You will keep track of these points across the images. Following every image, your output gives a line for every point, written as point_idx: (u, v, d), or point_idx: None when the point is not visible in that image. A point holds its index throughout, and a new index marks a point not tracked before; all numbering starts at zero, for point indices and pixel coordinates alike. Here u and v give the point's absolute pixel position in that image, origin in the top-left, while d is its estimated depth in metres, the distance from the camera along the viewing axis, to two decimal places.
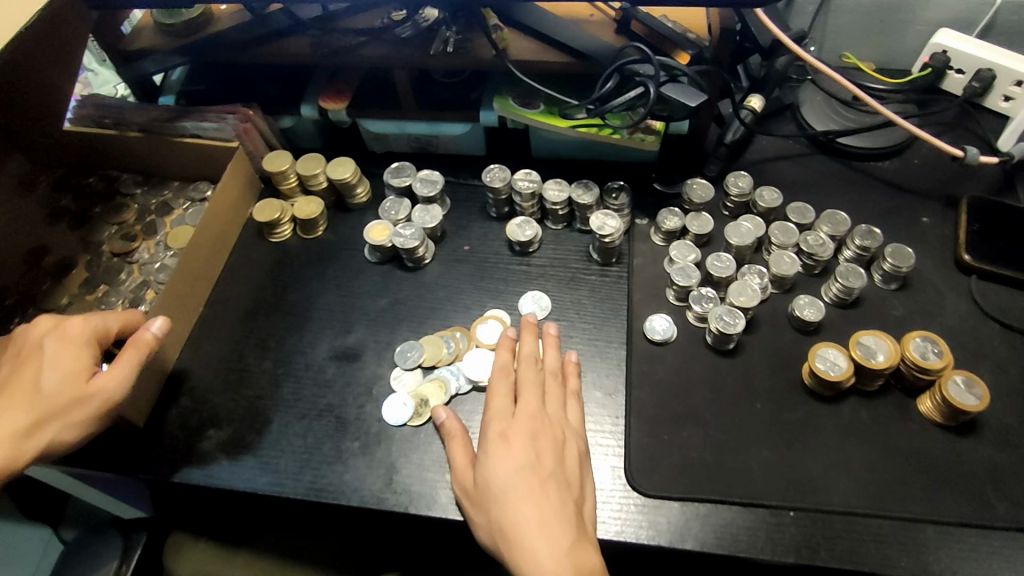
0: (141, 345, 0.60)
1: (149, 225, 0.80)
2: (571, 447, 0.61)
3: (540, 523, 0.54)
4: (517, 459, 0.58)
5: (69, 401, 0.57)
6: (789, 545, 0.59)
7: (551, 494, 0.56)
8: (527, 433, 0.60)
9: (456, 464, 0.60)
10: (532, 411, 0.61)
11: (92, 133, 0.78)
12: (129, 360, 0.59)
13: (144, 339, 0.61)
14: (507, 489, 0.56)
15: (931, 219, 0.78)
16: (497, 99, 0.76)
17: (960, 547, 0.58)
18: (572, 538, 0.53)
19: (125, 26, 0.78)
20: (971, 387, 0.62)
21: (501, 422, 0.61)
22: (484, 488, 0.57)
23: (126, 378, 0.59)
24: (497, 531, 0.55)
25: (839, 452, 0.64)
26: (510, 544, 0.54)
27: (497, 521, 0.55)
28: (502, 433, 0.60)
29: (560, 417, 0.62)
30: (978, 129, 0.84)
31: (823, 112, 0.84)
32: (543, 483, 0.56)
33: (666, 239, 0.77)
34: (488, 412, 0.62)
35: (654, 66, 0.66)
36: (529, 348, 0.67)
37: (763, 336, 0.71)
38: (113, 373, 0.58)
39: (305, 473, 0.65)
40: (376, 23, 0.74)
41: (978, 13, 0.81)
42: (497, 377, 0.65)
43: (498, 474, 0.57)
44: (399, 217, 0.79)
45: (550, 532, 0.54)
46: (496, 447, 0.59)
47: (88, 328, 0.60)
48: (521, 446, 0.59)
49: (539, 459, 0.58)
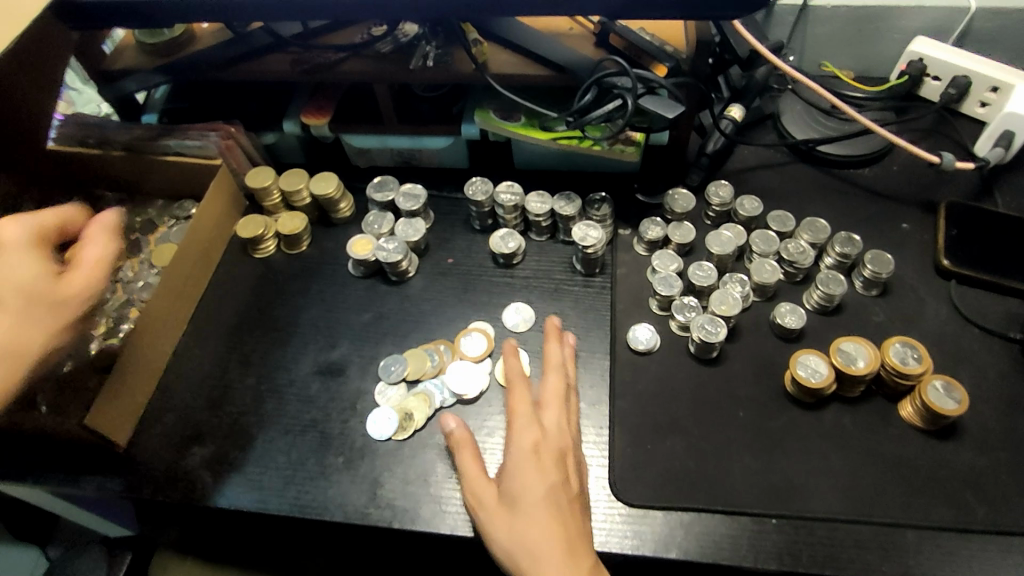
0: (105, 228, 0.55)
1: (134, 244, 0.80)
2: (579, 469, 0.61)
3: (566, 549, 0.53)
4: (548, 477, 0.56)
5: (37, 308, 0.50)
6: (771, 552, 0.59)
7: (573, 516, 0.56)
8: (556, 449, 0.58)
9: (469, 475, 0.58)
10: (561, 428, 0.60)
11: (75, 152, 0.78)
12: (102, 252, 0.54)
13: (108, 223, 0.55)
14: (538, 507, 0.55)
15: (911, 225, 0.78)
16: (478, 112, 0.76)
17: (942, 552, 0.59)
18: (591, 564, 0.54)
19: (107, 45, 0.79)
20: (950, 391, 0.62)
21: (533, 434, 0.58)
22: (512, 502, 0.55)
23: (94, 274, 0.53)
24: (521, 549, 0.54)
25: (821, 459, 0.64)
26: (534, 563, 0.53)
27: (523, 538, 0.54)
28: (535, 446, 0.58)
29: (573, 436, 0.62)
30: (955, 135, 0.85)
31: (803, 121, 0.85)
32: (568, 504, 0.56)
33: (649, 249, 0.78)
34: (517, 421, 0.59)
35: (631, 79, 0.67)
36: (556, 355, 0.65)
37: (745, 344, 0.71)
38: (86, 267, 0.53)
39: (290, 489, 0.65)
40: (356, 39, 0.75)
41: (953, 21, 0.82)
42: (521, 384, 0.62)
43: (531, 493, 0.55)
44: (382, 231, 0.79)
45: (574, 556, 0.53)
46: (526, 460, 0.57)
47: (31, 229, 0.52)
48: (552, 463, 0.57)
49: (565, 480, 0.57)
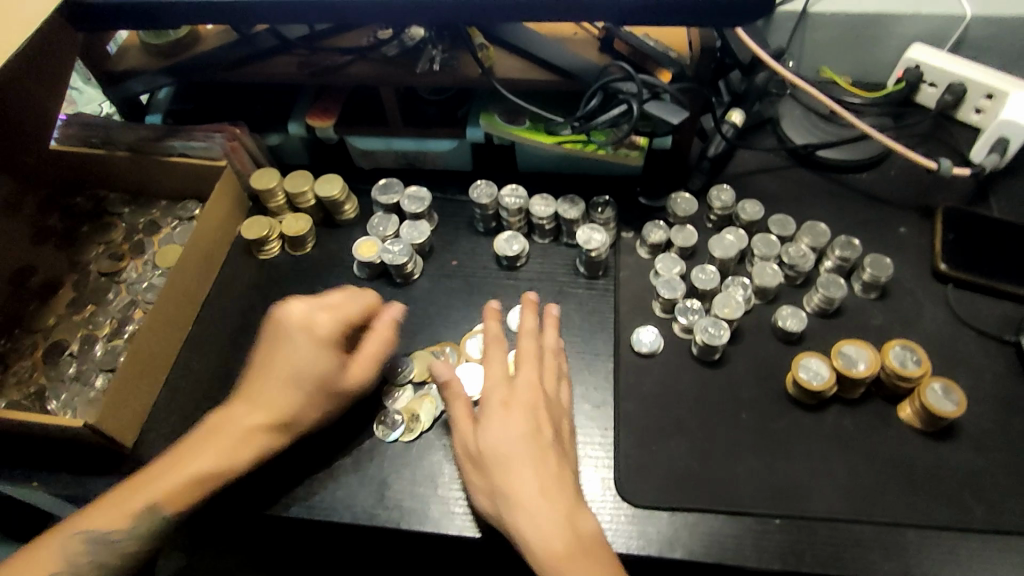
0: (386, 328, 0.67)
1: (138, 245, 0.80)
2: (563, 423, 0.61)
3: (541, 491, 0.55)
4: (518, 428, 0.58)
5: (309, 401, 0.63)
6: (774, 552, 0.60)
7: (550, 462, 0.57)
8: (528, 402, 0.59)
9: (456, 427, 0.60)
10: (533, 382, 0.61)
11: (79, 153, 0.78)
12: (371, 350, 0.66)
13: (385, 323, 0.67)
14: (509, 455, 0.56)
15: (908, 229, 0.80)
16: (483, 116, 0.77)
17: (940, 551, 0.60)
18: (570, 507, 0.55)
19: (110, 46, 0.78)
20: (948, 393, 0.64)
21: (502, 390, 0.60)
22: (486, 454, 0.57)
23: (369, 367, 0.65)
24: (499, 495, 0.56)
25: (822, 460, 0.65)
26: (511, 507, 0.55)
27: (499, 486, 0.56)
28: (504, 401, 0.59)
29: (555, 393, 0.63)
30: (950, 140, 0.87)
31: (802, 125, 0.86)
32: (543, 452, 0.57)
33: (652, 251, 0.79)
34: (489, 377, 0.61)
35: (637, 84, 0.68)
36: (530, 323, 0.65)
37: (747, 347, 0.72)
38: (363, 360, 0.65)
39: (297, 490, 0.65)
40: (362, 42, 0.75)
41: (948, 29, 0.83)
42: (494, 344, 0.63)
43: (497, 443, 0.57)
44: (388, 233, 0.80)
45: (550, 497, 0.55)
46: (494, 415, 0.59)
47: (335, 326, 0.64)
48: (522, 414, 0.58)
49: (539, 429, 0.58)
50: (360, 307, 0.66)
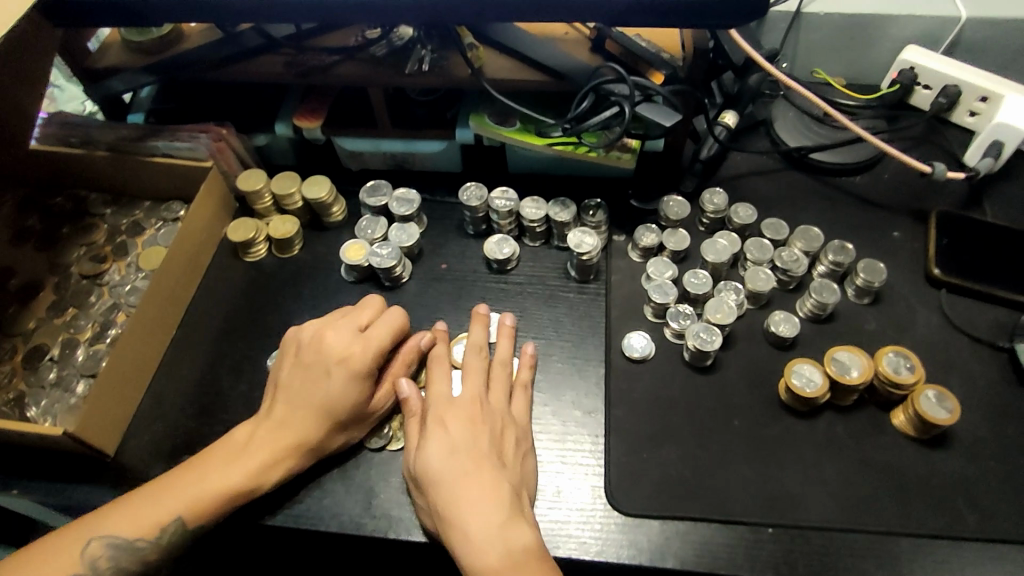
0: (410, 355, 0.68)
1: (120, 246, 0.78)
2: (512, 435, 0.62)
3: (472, 501, 0.56)
4: (451, 443, 0.59)
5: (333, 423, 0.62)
6: (767, 561, 0.60)
7: (486, 473, 0.57)
8: (465, 416, 0.61)
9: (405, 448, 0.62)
10: (471, 397, 0.63)
11: (59, 152, 0.76)
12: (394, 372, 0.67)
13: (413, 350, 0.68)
14: (440, 471, 0.58)
15: (902, 234, 0.79)
16: (472, 117, 0.75)
17: (933, 560, 0.60)
18: (504, 516, 0.55)
19: (91, 44, 0.77)
20: (942, 401, 0.63)
21: (439, 406, 0.62)
22: (421, 471, 0.59)
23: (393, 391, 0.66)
24: (435, 511, 0.57)
25: (815, 468, 0.64)
26: (445, 522, 0.56)
27: (434, 503, 0.57)
28: (439, 416, 0.61)
29: (503, 407, 0.64)
30: (944, 143, 0.86)
31: (795, 127, 0.86)
32: (477, 463, 0.58)
33: (643, 255, 0.78)
34: (431, 395, 0.64)
35: (629, 86, 0.67)
36: (479, 337, 0.69)
37: (739, 353, 0.71)
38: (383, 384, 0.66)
39: (282, 498, 0.64)
40: (349, 42, 0.73)
41: (943, 30, 0.83)
42: (437, 364, 0.66)
43: (432, 457, 0.58)
44: (376, 236, 0.79)
45: (483, 507, 0.55)
46: (432, 432, 0.60)
47: (372, 354, 0.64)
48: (457, 428, 0.60)
49: (473, 441, 0.59)
50: (388, 333, 0.65)
